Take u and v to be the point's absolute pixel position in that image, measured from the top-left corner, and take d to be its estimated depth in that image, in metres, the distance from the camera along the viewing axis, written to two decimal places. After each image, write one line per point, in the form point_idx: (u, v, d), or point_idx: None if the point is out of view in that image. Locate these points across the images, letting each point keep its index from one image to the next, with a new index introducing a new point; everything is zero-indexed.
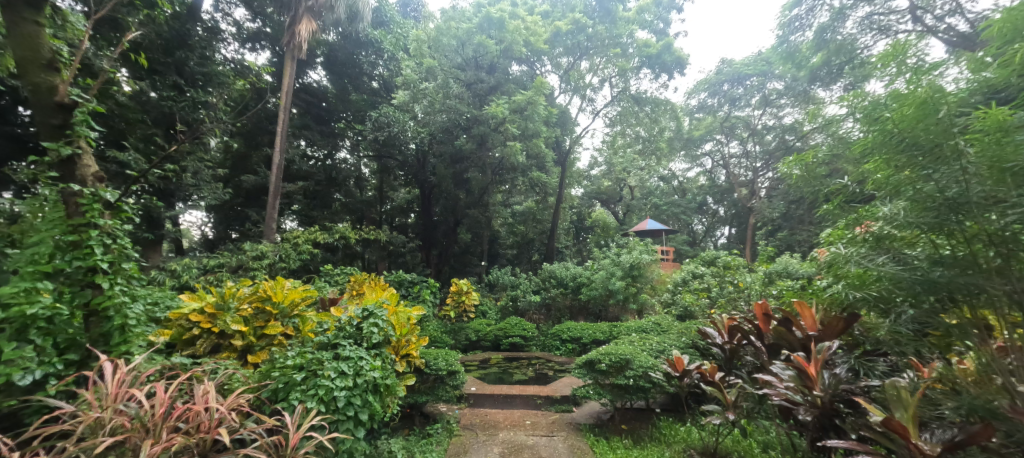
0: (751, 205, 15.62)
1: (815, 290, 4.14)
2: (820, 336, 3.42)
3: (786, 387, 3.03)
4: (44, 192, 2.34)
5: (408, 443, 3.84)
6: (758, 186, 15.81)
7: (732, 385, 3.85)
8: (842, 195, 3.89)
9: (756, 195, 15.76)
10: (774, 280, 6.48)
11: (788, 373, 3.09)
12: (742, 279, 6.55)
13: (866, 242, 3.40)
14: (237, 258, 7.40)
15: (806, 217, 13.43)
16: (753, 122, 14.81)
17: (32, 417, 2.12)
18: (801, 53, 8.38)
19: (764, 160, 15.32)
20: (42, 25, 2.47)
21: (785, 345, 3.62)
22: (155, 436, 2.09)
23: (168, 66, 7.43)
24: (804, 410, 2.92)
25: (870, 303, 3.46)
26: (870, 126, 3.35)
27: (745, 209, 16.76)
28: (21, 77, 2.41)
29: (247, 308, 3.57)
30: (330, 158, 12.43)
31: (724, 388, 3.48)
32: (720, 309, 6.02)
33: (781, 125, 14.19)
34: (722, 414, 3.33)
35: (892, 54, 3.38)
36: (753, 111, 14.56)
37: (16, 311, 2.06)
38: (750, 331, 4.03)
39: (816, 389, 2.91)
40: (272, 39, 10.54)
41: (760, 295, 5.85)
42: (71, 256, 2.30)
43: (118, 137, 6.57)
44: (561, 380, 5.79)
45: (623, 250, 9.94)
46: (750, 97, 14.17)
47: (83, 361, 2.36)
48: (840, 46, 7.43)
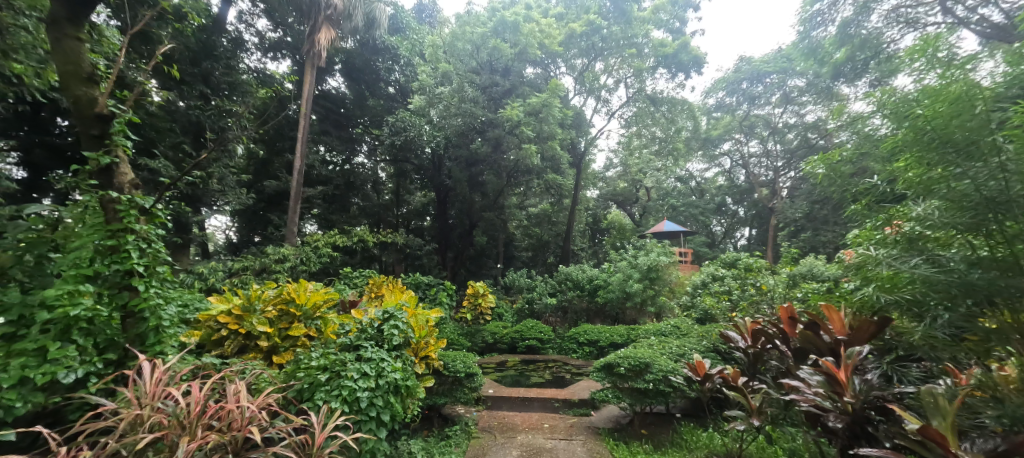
0: (773, 205, 15.31)
1: (841, 293, 4.03)
2: (849, 340, 3.31)
3: (814, 393, 2.97)
4: (86, 198, 2.43)
5: (428, 444, 3.87)
6: (780, 186, 15.53)
7: (757, 391, 3.78)
8: (871, 195, 3.83)
9: (778, 195, 15.44)
10: (799, 282, 6.30)
11: (816, 379, 3.03)
12: (764, 281, 6.33)
13: (897, 243, 3.37)
14: (261, 262, 7.58)
15: (830, 218, 13.09)
16: (773, 120, 14.50)
17: (75, 413, 2.21)
18: (823, 49, 8.19)
19: (785, 159, 14.98)
20: (82, 41, 2.59)
21: (812, 350, 3.52)
22: (190, 433, 2.15)
23: (196, 76, 7.68)
24: (834, 417, 2.84)
25: (902, 307, 3.34)
26: (900, 123, 3.32)
27: (766, 210, 16.44)
28: (63, 91, 2.51)
29: (272, 310, 3.66)
30: (349, 163, 12.84)
31: (748, 394, 3.41)
32: (742, 312, 5.88)
33: (803, 123, 13.86)
34: (747, 420, 3.26)
35: (922, 47, 3.35)
36: (773, 109, 14.25)
37: (60, 312, 2.14)
38: (774, 335, 3.93)
39: (846, 395, 2.84)
40: (293, 48, 10.82)
41: (784, 298, 5.71)
42: (110, 259, 2.38)
43: (148, 146, 6.83)
44: (579, 383, 5.76)
45: (640, 252, 9.84)
46: (770, 95, 13.87)
47: (121, 361, 2.46)
48: (865, 41, 7.22)
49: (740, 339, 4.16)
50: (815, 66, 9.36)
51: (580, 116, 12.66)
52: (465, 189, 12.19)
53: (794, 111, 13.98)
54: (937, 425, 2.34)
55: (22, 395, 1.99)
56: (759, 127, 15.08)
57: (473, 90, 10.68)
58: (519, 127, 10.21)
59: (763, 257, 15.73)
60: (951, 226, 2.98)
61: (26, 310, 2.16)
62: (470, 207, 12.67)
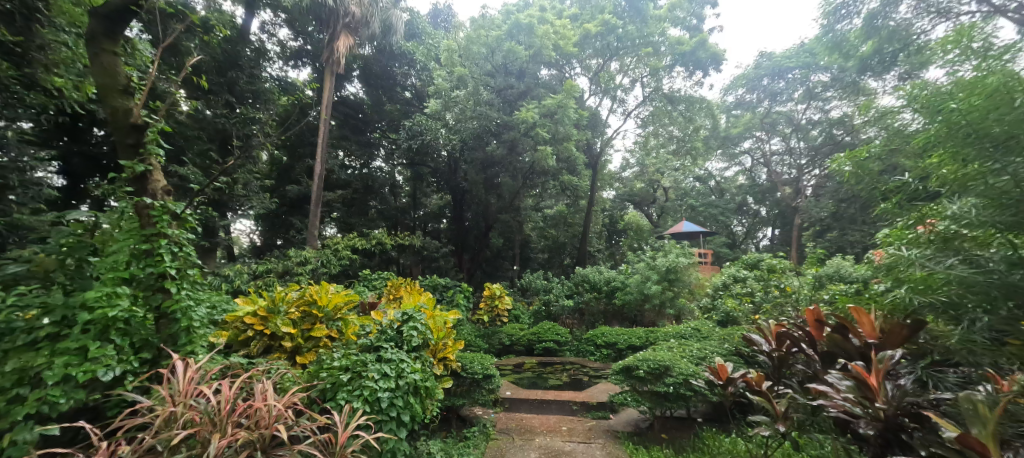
0: (797, 204, 14.94)
1: (871, 296, 3.88)
2: (881, 344, 3.22)
3: (844, 398, 2.89)
4: (123, 204, 2.52)
5: (447, 445, 3.89)
6: (804, 185, 15.16)
7: (783, 396, 3.70)
8: (902, 192, 3.79)
9: (802, 194, 15.08)
10: (825, 284, 6.14)
11: (845, 384, 2.94)
12: (789, 283, 6.17)
13: (931, 243, 3.31)
14: (284, 264, 7.76)
15: (858, 216, 12.71)
16: (796, 117, 14.13)
17: (113, 409, 2.30)
18: (849, 42, 7.95)
19: (809, 157, 14.64)
20: (118, 55, 2.74)
21: (841, 354, 3.43)
22: (221, 430, 2.21)
23: (222, 86, 7.93)
24: (865, 423, 2.76)
25: (937, 310, 3.26)
26: (935, 117, 3.30)
27: (789, 209, 16.07)
28: (100, 102, 2.64)
29: (295, 311, 3.74)
30: (367, 167, 13.03)
31: (773, 399, 3.34)
32: (765, 315, 5.73)
33: (827, 119, 13.47)
34: (772, 426, 3.19)
35: (957, 38, 3.43)
36: (796, 105, 13.92)
37: (100, 313, 2.22)
38: (800, 338, 3.86)
39: (878, 401, 2.76)
40: (313, 55, 11.07)
41: (810, 300, 5.55)
42: (145, 263, 2.48)
43: (178, 154, 7.08)
44: (597, 386, 5.73)
45: (659, 254, 9.71)
46: (792, 91, 13.56)
47: (155, 360, 2.55)
48: (894, 32, 6.85)
49: (763, 342, 4.06)
50: (840, 60, 9.11)
51: (596, 116, 12.61)
52: (481, 191, 12.24)
53: (817, 107, 13.63)
54: (977, 433, 2.26)
55: (65, 392, 2.08)
56: (781, 124, 14.75)
57: (488, 92, 10.74)
58: (534, 129, 10.23)
59: (787, 257, 15.34)
60: (990, 224, 3.00)
61: (67, 310, 2.24)
62: (486, 209, 12.70)
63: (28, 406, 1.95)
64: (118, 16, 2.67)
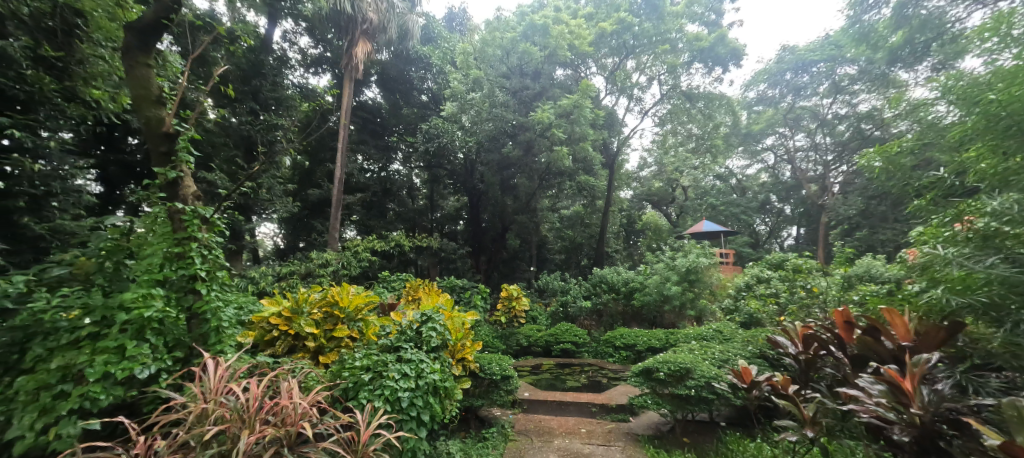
0: (824, 202, 14.53)
1: (904, 296, 3.77)
2: (916, 347, 3.15)
3: (876, 403, 2.83)
4: (157, 209, 2.63)
5: (465, 445, 3.93)
6: (831, 182, 14.74)
7: (810, 400, 3.63)
8: (938, 188, 3.94)
9: (829, 191, 14.68)
10: (854, 285, 5.94)
11: (878, 388, 2.88)
12: (815, 284, 6.00)
13: (970, 241, 3.25)
14: (306, 266, 7.95)
15: (889, 214, 12.26)
16: (822, 112, 13.78)
17: (149, 406, 2.41)
18: (877, 33, 7.75)
19: (836, 152, 14.24)
20: (151, 67, 2.89)
21: (873, 357, 3.36)
22: (250, 426, 2.28)
23: (246, 94, 8.18)
24: (899, 429, 2.71)
25: (977, 311, 3.18)
26: (971, 111, 3.52)
27: (816, 207, 15.61)
28: (136, 113, 2.78)
29: (317, 312, 3.84)
30: (385, 170, 13.24)
31: (800, 403, 3.29)
32: (791, 317, 5.58)
33: (856, 113, 13.12)
34: (799, 431, 3.14)
35: (995, 26, 3.53)
36: (821, 100, 13.56)
37: (137, 313, 2.33)
38: (829, 340, 3.79)
39: (913, 406, 2.70)
40: (332, 62, 11.30)
41: (838, 302, 5.40)
42: (177, 265, 2.58)
43: (206, 160, 7.34)
44: (616, 388, 5.70)
45: (679, 254, 9.56)
46: (817, 85, 13.12)
47: (188, 358, 2.65)
48: (925, 22, 6.58)
49: (789, 344, 3.99)
50: (869, 51, 8.86)
51: (612, 116, 12.53)
52: (497, 193, 12.27)
53: (844, 101, 13.22)
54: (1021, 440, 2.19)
55: (106, 388, 2.18)
56: (806, 120, 14.36)
57: (503, 94, 10.78)
58: (550, 129, 10.24)
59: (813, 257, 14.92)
60: None
61: (106, 311, 2.35)
62: (503, 211, 12.74)
63: (71, 402, 2.06)
64: (152, 30, 2.83)
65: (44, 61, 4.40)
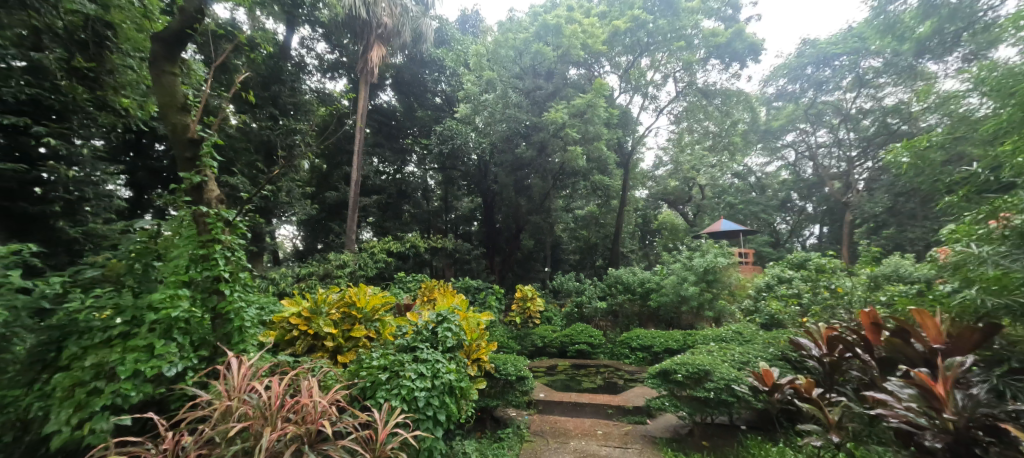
0: (847, 200, 14.17)
1: (935, 297, 3.70)
2: (948, 350, 3.07)
3: (906, 408, 2.78)
4: (182, 213, 2.72)
5: (481, 446, 3.95)
6: (855, 178, 14.35)
7: (836, 404, 3.59)
8: (971, 184, 3.90)
9: (853, 188, 14.27)
10: (881, 285, 5.76)
11: (908, 392, 2.83)
12: (839, 284, 5.86)
13: (1006, 239, 3.20)
14: (324, 268, 8.10)
15: (918, 211, 11.85)
16: (845, 106, 13.39)
17: (176, 403, 2.50)
18: (903, 24, 7.60)
19: (861, 148, 13.85)
20: (176, 75, 3.00)
21: (903, 360, 3.28)
22: (271, 424, 2.33)
23: (266, 100, 8.38)
24: (930, 435, 2.65)
25: (1014, 312, 3.09)
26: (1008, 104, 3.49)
27: (840, 205, 15.16)
28: (163, 120, 2.88)
29: (336, 312, 3.91)
30: (400, 172, 13.40)
31: (824, 407, 3.25)
32: (814, 318, 5.46)
33: (881, 107, 12.55)
34: (823, 435, 3.10)
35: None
36: (844, 94, 13.17)
37: (165, 314, 2.42)
38: (854, 342, 3.71)
39: (946, 412, 2.64)
40: (348, 67, 11.50)
41: (864, 302, 5.26)
42: (201, 267, 2.66)
43: (228, 165, 7.54)
44: (633, 390, 5.67)
45: (696, 254, 9.42)
46: (839, 79, 12.84)
47: (213, 357, 2.74)
48: (955, 11, 6.49)
49: (813, 346, 3.94)
50: (894, 41, 8.62)
51: (627, 114, 12.45)
52: (512, 194, 12.30)
53: (869, 95, 12.80)
54: None
55: (136, 385, 2.27)
56: (828, 115, 13.99)
57: (517, 95, 10.83)
58: (564, 129, 10.23)
59: (837, 256, 14.54)
60: None
61: (136, 311, 2.44)
62: (517, 212, 12.79)
63: (104, 398, 2.15)
64: (176, 40, 2.95)
65: (77, 72, 4.61)
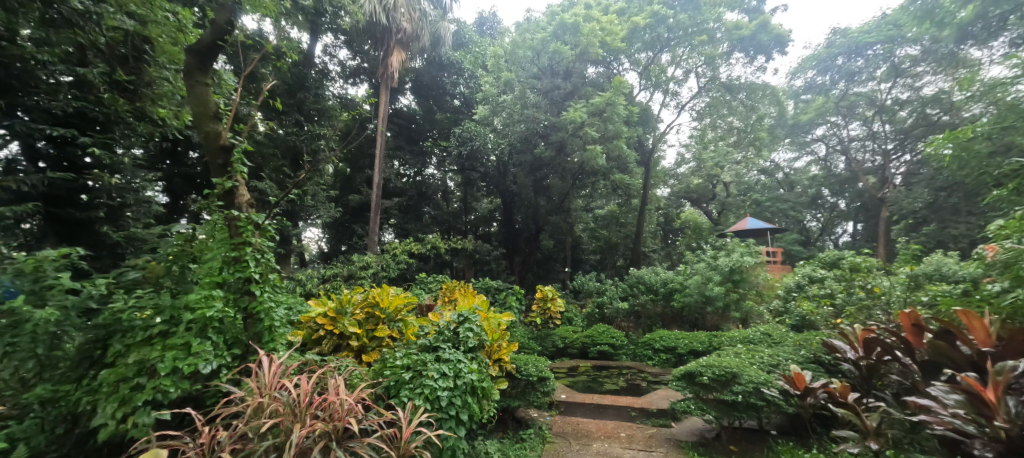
0: (883, 195, 13.59)
1: (983, 297, 3.55)
2: (998, 353, 2.94)
3: (953, 415, 2.69)
4: (215, 217, 2.84)
5: (503, 446, 3.98)
6: (891, 173, 13.76)
7: (874, 409, 3.57)
8: (1021, 177, 3.77)
9: (889, 183, 13.69)
10: (922, 285, 5.52)
11: (954, 399, 2.74)
12: (876, 284, 5.64)
13: None
14: (348, 269, 8.28)
15: (961, 206, 11.09)
16: (880, 97, 12.82)
17: (212, 398, 2.61)
18: (944, 9, 7.58)
19: (897, 141, 13.30)
20: (208, 85, 3.14)
21: (948, 364, 3.17)
22: (301, 420, 2.41)
23: (291, 106, 8.63)
24: (981, 444, 2.55)
25: None
26: None
27: (875, 201, 14.52)
28: (197, 129, 3.02)
29: (360, 313, 4.01)
30: (420, 174, 13.57)
31: (862, 413, 3.23)
32: (849, 320, 5.30)
33: (919, 98, 12.04)
34: (862, 443, 3.05)
35: None
36: (879, 85, 12.59)
37: (200, 313, 2.53)
38: (893, 345, 3.60)
39: (997, 419, 2.54)
40: (369, 72, 11.74)
41: (904, 303, 5.06)
42: (233, 268, 2.76)
43: (257, 170, 7.81)
44: (656, 392, 5.62)
45: (721, 253, 9.21)
46: (872, 69, 12.30)
47: (245, 355, 2.84)
48: None
49: (848, 349, 3.88)
50: (934, 28, 8.24)
51: (647, 112, 12.30)
52: (531, 194, 12.34)
53: (906, 85, 12.20)
54: None
55: (174, 382, 2.37)
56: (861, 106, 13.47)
57: (534, 95, 10.84)
58: (582, 128, 10.20)
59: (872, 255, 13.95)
60: None
61: (173, 311, 2.55)
62: (536, 212, 12.83)
63: (146, 393, 2.26)
64: (208, 51, 3.10)
65: (118, 85, 4.92)
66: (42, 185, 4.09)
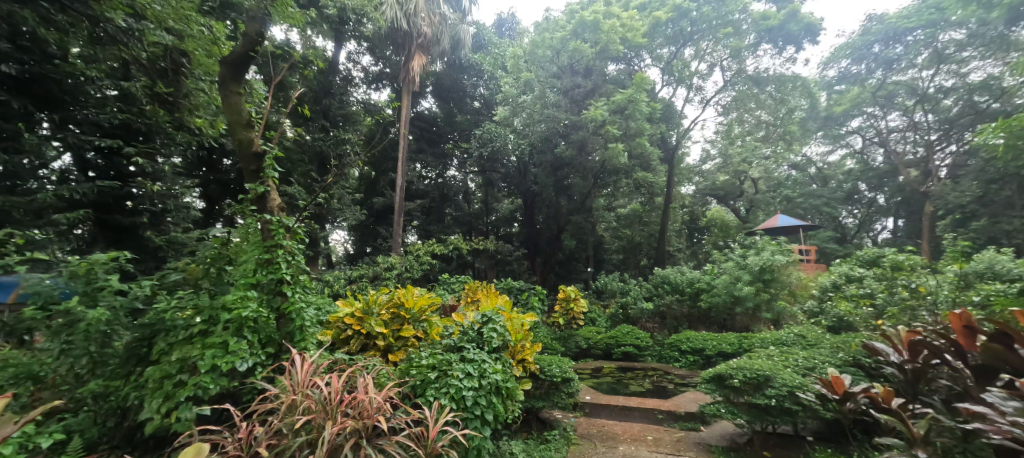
0: (927, 189, 12.96)
1: None
2: None
3: (1010, 423, 2.58)
4: (249, 221, 2.96)
5: (528, 447, 4.01)
6: (936, 166, 13.06)
7: (919, 415, 3.43)
8: None
9: (933, 176, 12.99)
10: (972, 284, 5.25)
11: (1012, 406, 2.62)
12: (920, 283, 5.40)
13: None
14: (374, 271, 8.45)
15: (1016, 200, 10.21)
16: (921, 85, 12.27)
17: (247, 396, 2.72)
18: None
19: (942, 131, 12.59)
20: (241, 95, 3.28)
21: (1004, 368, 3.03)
22: (332, 417, 2.48)
23: (318, 113, 8.89)
24: None
25: None
26: None
27: (918, 196, 13.81)
28: (231, 136, 3.15)
29: (386, 313, 4.10)
30: (442, 176, 13.72)
31: (907, 420, 3.12)
32: (891, 321, 5.10)
33: (965, 85, 11.49)
34: (908, 451, 2.97)
35: None
36: (920, 72, 12.03)
37: (236, 313, 2.63)
38: (943, 348, 3.47)
39: None
40: (391, 77, 11.97)
41: (952, 303, 4.84)
42: (266, 270, 2.87)
43: (287, 175, 8.07)
44: (684, 395, 5.55)
45: (751, 251, 8.99)
46: (914, 55, 11.74)
47: (278, 354, 2.93)
48: None
49: (891, 351, 3.75)
50: None
51: (670, 108, 12.16)
52: (552, 194, 12.35)
53: (951, 71, 11.64)
54: None
55: (213, 379, 2.47)
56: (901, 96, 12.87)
57: (554, 94, 10.83)
58: (604, 126, 10.13)
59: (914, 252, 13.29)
60: None
61: (212, 311, 2.67)
62: (557, 212, 12.81)
63: (187, 389, 2.37)
64: (241, 62, 3.23)
65: (159, 97, 5.17)
66: (92, 193, 4.38)
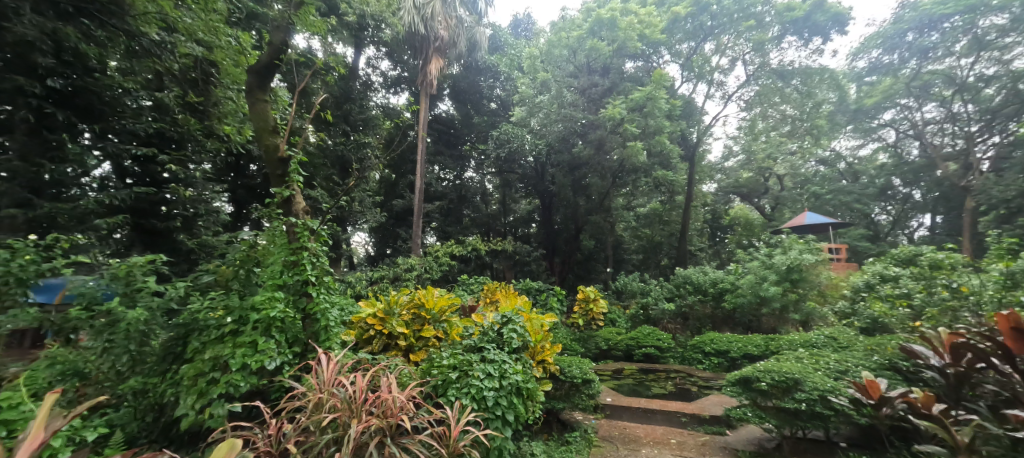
0: (967, 184, 12.39)
1: None
2: None
3: None
4: (275, 224, 3.05)
5: (549, 448, 4.02)
6: (977, 159, 12.46)
7: (964, 422, 3.29)
8: None
9: (974, 169, 12.38)
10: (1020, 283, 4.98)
11: None
12: (962, 283, 5.18)
13: None
14: (394, 272, 8.56)
15: None
16: (959, 75, 11.76)
17: (276, 393, 2.80)
18: None
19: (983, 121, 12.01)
20: (267, 102, 3.38)
21: None
22: (357, 416, 2.54)
23: (339, 118, 9.09)
24: None
25: None
26: None
27: (957, 191, 13.19)
28: (258, 142, 3.26)
29: (407, 313, 4.17)
30: (460, 178, 13.83)
31: (952, 427, 2.99)
32: (931, 322, 4.99)
33: (1009, 73, 10.93)
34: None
35: None
36: (957, 61, 11.54)
37: (264, 313, 2.71)
38: (989, 351, 3.31)
39: None
40: (409, 81, 12.11)
41: (998, 305, 4.63)
42: (292, 272, 2.96)
43: (310, 179, 8.27)
44: (708, 398, 5.48)
45: (778, 249, 8.78)
46: (953, 43, 11.20)
47: (304, 353, 3.01)
48: None
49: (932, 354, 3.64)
50: None
51: (690, 105, 12.01)
52: (570, 194, 12.31)
53: (992, 59, 11.10)
54: None
55: (244, 377, 2.55)
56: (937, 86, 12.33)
57: (571, 94, 10.80)
58: (622, 124, 10.04)
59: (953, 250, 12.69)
60: None
61: (242, 311, 2.77)
62: (575, 212, 12.77)
63: (220, 387, 2.46)
64: (267, 70, 3.35)
65: (190, 106, 5.41)
66: (129, 199, 4.57)
